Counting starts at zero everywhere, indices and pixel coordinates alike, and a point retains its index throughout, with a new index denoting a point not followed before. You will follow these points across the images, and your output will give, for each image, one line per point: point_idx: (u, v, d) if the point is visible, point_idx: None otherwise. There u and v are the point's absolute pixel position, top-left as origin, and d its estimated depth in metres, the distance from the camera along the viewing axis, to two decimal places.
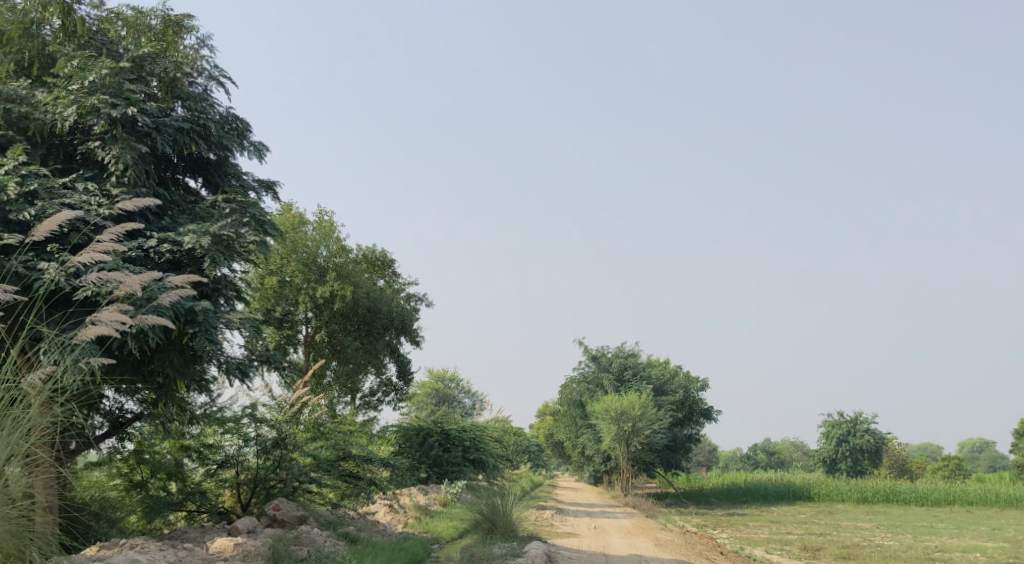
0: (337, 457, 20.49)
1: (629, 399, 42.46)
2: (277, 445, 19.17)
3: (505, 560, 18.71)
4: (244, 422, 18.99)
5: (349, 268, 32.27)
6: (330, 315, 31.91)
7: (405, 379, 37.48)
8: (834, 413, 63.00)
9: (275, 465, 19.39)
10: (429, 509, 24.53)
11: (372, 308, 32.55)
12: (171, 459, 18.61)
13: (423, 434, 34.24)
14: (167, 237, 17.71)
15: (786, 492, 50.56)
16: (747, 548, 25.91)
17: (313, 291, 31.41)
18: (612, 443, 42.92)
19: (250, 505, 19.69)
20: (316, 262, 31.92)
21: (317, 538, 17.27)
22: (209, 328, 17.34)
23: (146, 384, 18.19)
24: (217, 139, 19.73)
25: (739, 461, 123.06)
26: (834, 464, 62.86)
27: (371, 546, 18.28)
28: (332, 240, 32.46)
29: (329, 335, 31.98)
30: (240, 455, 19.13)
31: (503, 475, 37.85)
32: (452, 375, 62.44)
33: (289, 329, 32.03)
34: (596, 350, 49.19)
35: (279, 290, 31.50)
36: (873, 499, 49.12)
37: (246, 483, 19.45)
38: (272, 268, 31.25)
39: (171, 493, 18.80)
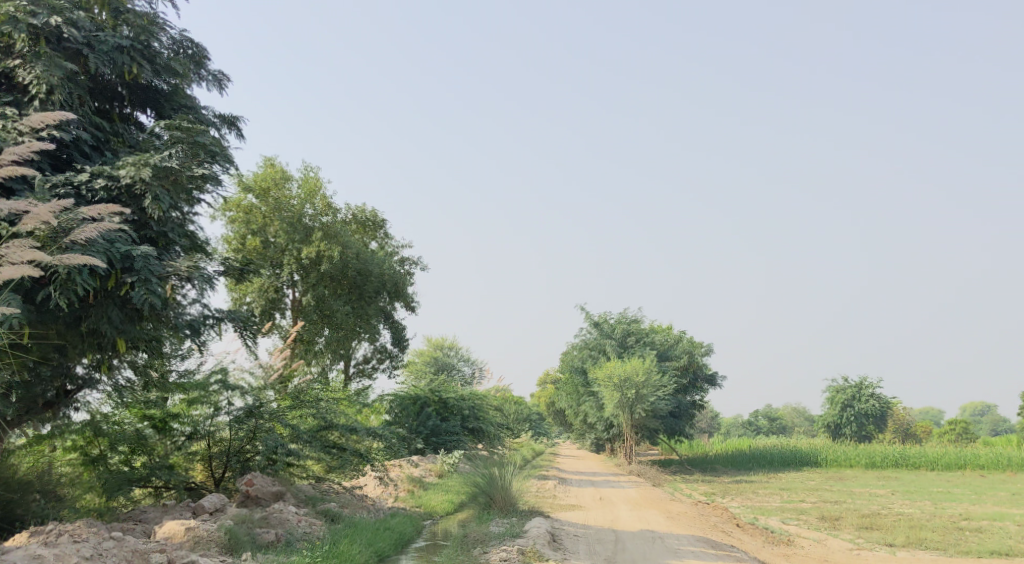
0: (319, 426, 19.12)
1: (632, 365, 41.05)
2: (252, 414, 18.15)
3: (501, 541, 17.26)
4: (215, 389, 18.06)
5: (335, 227, 30.81)
6: (316, 277, 30.43)
7: (400, 346, 35.99)
8: (840, 377, 61.64)
9: (249, 436, 18.29)
10: (424, 482, 23.21)
11: (362, 270, 30.94)
12: (132, 429, 17.72)
13: (420, 402, 33.00)
14: (102, 170, 16.44)
15: (793, 458, 49.30)
16: (760, 518, 24.53)
17: (299, 252, 29.99)
18: (615, 410, 41.58)
19: (224, 480, 18.59)
20: (302, 222, 30.45)
21: (288, 519, 16.19)
22: (148, 277, 15.88)
23: (87, 346, 16.73)
24: (163, 62, 18.43)
25: (741, 427, 122.14)
26: (840, 429, 61.65)
27: (352, 526, 17.02)
28: (318, 198, 30.98)
29: (316, 298, 30.55)
30: (211, 428, 18.15)
31: (504, 444, 36.54)
32: (450, 343, 61.04)
33: (275, 293, 30.62)
34: (598, 316, 47.70)
35: (263, 252, 30.16)
36: (882, 463, 47.88)
37: (219, 456, 18.38)
38: (255, 228, 30.08)
39: (135, 469, 17.70)
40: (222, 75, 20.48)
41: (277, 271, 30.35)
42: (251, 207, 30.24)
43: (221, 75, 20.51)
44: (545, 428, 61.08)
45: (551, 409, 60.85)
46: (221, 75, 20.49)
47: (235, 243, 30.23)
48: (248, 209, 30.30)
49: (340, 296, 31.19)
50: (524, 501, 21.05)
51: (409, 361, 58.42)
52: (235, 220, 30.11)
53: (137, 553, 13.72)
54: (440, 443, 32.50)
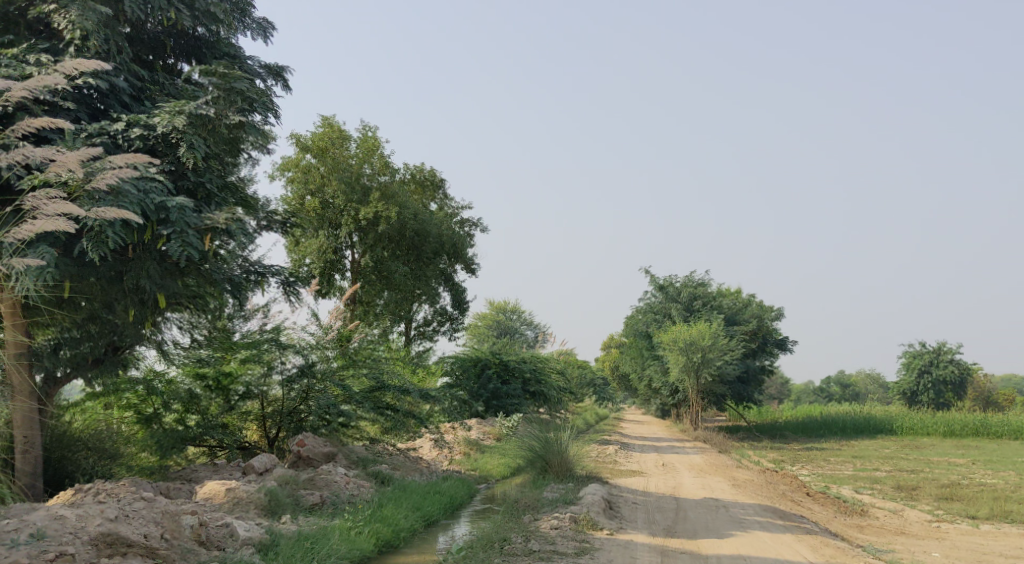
0: (372, 387, 19.10)
1: (698, 328, 40.32)
2: (304, 373, 18.23)
3: (553, 509, 16.88)
4: (267, 347, 18.04)
5: (394, 187, 30.47)
6: (374, 238, 30.23)
7: (461, 308, 35.77)
8: (916, 343, 60.10)
9: (302, 397, 18.50)
10: (481, 445, 23.00)
11: (420, 231, 30.67)
12: (185, 389, 17.80)
13: (482, 365, 32.79)
14: (138, 120, 16.33)
15: (865, 426, 48.21)
16: (831, 487, 23.83)
17: (356, 212, 29.77)
18: (681, 374, 40.91)
19: (277, 440, 18.82)
20: (360, 182, 30.17)
21: (335, 481, 16.28)
22: (184, 229, 15.63)
23: (129, 301, 16.47)
24: (203, 7, 17.99)
25: (812, 393, 120.46)
26: (914, 396, 60.20)
27: (402, 489, 17.02)
28: (377, 157, 30.66)
29: (375, 259, 30.38)
30: (263, 388, 18.22)
31: (567, 409, 36.17)
32: (514, 307, 60.73)
33: (334, 254, 30.47)
34: (664, 279, 46.95)
35: (322, 213, 30.02)
36: (959, 432, 46.61)
37: (272, 415, 18.54)
38: (313, 189, 30.01)
39: (188, 428, 17.94)
40: (265, 22, 19.86)
41: (336, 232, 30.24)
42: (309, 167, 30.09)
43: (264, 21, 19.94)
44: (609, 393, 60.66)
45: (616, 373, 60.32)
46: (264, 22, 19.90)
47: (294, 203, 30.11)
48: (306, 168, 30.15)
49: (399, 257, 31.00)
50: (582, 466, 20.67)
51: (473, 325, 58.32)
52: (294, 180, 30.02)
53: (169, 515, 13.30)
54: (501, 407, 32.31)
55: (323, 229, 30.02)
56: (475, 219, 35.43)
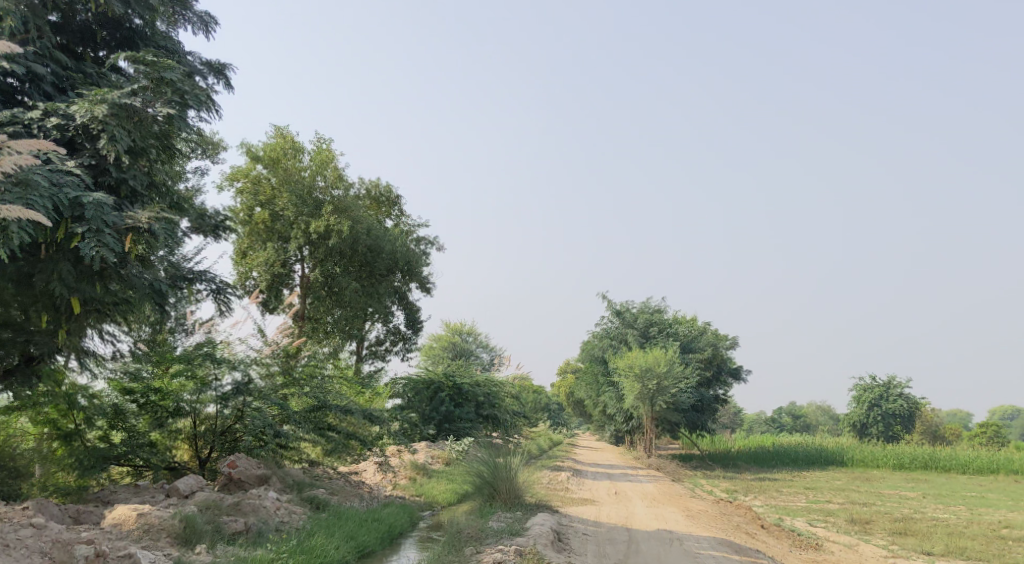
0: (312, 406, 19.66)
1: (654, 355, 39.88)
2: (239, 392, 18.66)
3: (498, 540, 16.22)
4: (201, 362, 18.46)
5: (348, 201, 29.75)
6: (325, 253, 29.50)
7: (414, 328, 35.09)
8: (867, 376, 60.22)
9: (235, 416, 18.95)
10: (428, 469, 22.41)
11: (374, 246, 29.99)
12: (110, 404, 18.19)
13: (434, 387, 32.07)
14: (56, 111, 16.50)
15: (818, 457, 48.05)
16: (785, 519, 23.39)
17: (307, 225, 29.00)
18: (636, 401, 40.41)
19: (208, 462, 19.17)
20: (312, 195, 29.44)
21: (261, 508, 16.02)
22: (99, 228, 15.69)
23: (42, 305, 16.47)
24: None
25: (763, 423, 120.90)
26: (865, 428, 60.25)
27: (336, 517, 16.62)
28: (330, 170, 30.02)
29: (325, 274, 29.63)
30: (196, 405, 18.59)
31: (520, 433, 35.53)
32: (470, 329, 60.06)
33: (282, 268, 29.67)
34: (621, 305, 46.53)
35: (271, 225, 29.30)
36: (911, 466, 46.51)
37: (204, 434, 18.94)
38: (262, 201, 29.29)
39: (112, 446, 18.21)
40: (207, 17, 19.98)
41: (285, 245, 29.44)
42: (259, 177, 29.34)
43: (208, 15, 20.00)
44: (562, 419, 60.05)
45: (570, 399, 59.71)
46: (207, 16, 19.99)
47: (242, 214, 29.37)
48: (256, 180, 29.43)
49: (351, 272, 30.30)
50: (531, 493, 20.07)
51: (428, 346, 57.52)
52: (243, 190, 29.35)
53: (59, 545, 13.57)
54: (453, 430, 31.65)
55: (272, 242, 29.28)
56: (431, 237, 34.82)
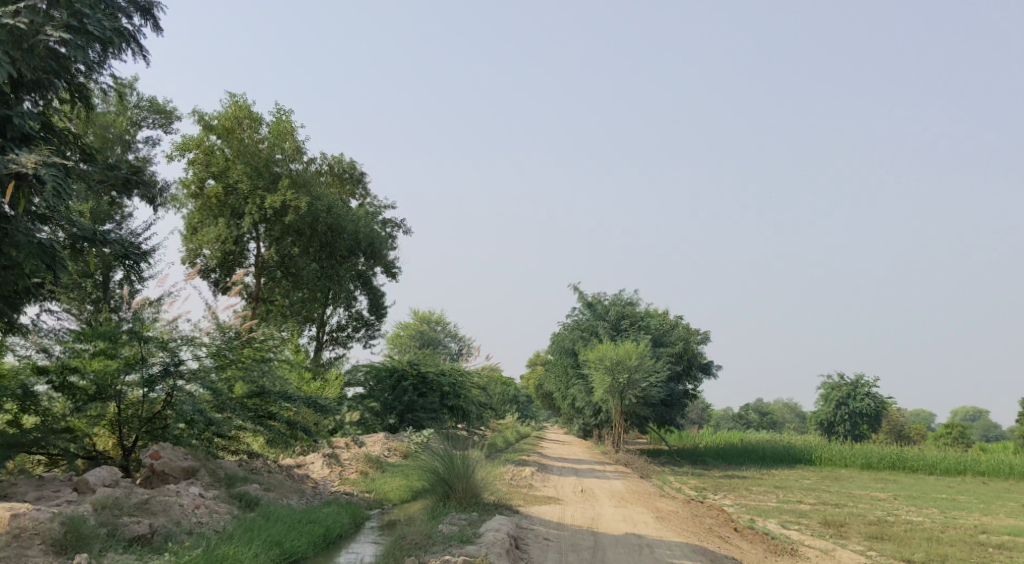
0: (251, 392, 19.08)
1: (625, 348, 38.86)
2: (167, 373, 17.95)
3: (448, 549, 15.09)
4: (124, 338, 17.75)
5: (305, 177, 28.98)
6: (281, 231, 28.25)
7: (378, 314, 33.87)
8: (835, 373, 59.54)
9: (164, 401, 18.17)
10: (382, 462, 21.67)
11: (334, 226, 28.90)
12: (21, 385, 17.35)
13: (397, 376, 30.90)
14: None
15: (786, 455, 47.30)
16: (758, 521, 22.39)
17: (262, 199, 27.79)
18: (605, 395, 39.38)
19: (132, 451, 18.29)
20: (269, 168, 28.49)
21: (173, 505, 15.61)
22: None
23: None
24: None
25: (731, 419, 120.57)
26: (832, 427, 59.55)
27: (266, 517, 16.34)
28: (289, 142, 28.96)
29: (281, 253, 28.69)
30: (119, 388, 17.79)
31: (486, 426, 34.39)
32: (438, 317, 58.86)
33: (234, 245, 28.52)
34: (592, 296, 45.43)
35: (224, 200, 28.01)
36: (878, 465, 45.78)
37: (131, 419, 18.11)
38: (214, 173, 27.82)
39: (23, 433, 17.26)
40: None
41: (238, 221, 28.14)
42: (212, 149, 27.85)
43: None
44: (530, 411, 58.92)
45: (540, 392, 58.51)
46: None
47: (192, 186, 28.05)
48: (208, 150, 28.10)
49: (310, 253, 29.16)
50: (491, 491, 18.96)
51: (394, 334, 56.11)
52: (195, 160, 27.96)
53: None
54: (415, 421, 30.52)
55: (224, 218, 27.93)
56: (396, 220, 33.65)
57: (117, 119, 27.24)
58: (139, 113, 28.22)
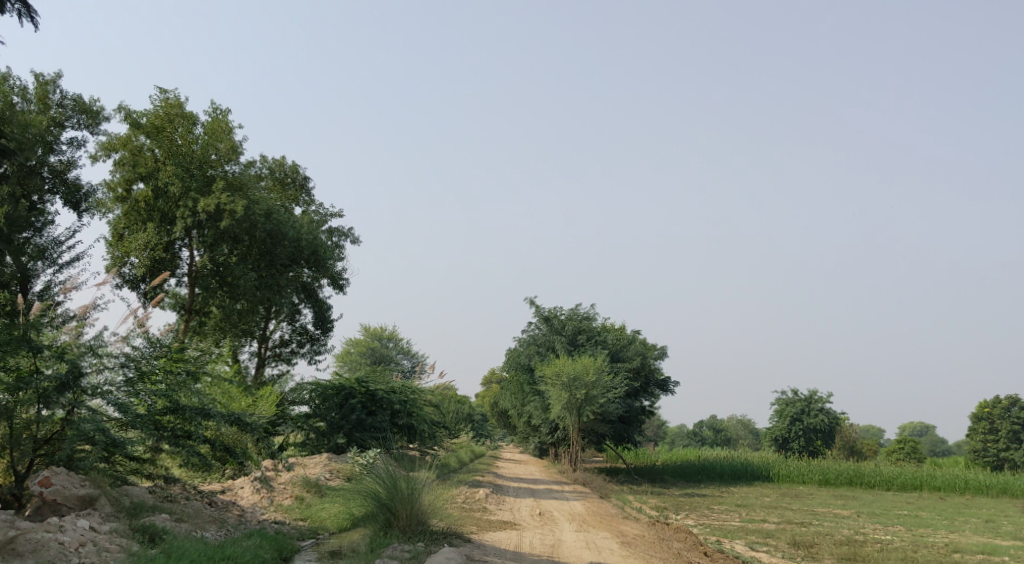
0: (165, 408, 17.88)
1: (583, 363, 37.61)
2: (66, 386, 16.76)
3: None
4: (21, 346, 16.63)
5: (242, 179, 27.79)
6: (216, 237, 27.03)
7: (323, 329, 32.43)
8: (790, 388, 58.79)
9: (62, 420, 16.90)
10: (322, 486, 20.53)
11: (274, 232, 27.85)
12: None
13: (345, 393, 29.43)
14: None
15: (744, 472, 46.32)
16: (725, 543, 21.20)
17: (194, 203, 26.53)
18: (561, 412, 38.12)
19: (27, 479, 16.88)
20: (203, 169, 27.25)
21: (44, 543, 14.40)
22: None
23: None
24: None
25: (685, 437, 119.84)
26: (787, 443, 58.71)
27: (172, 549, 15.20)
28: (224, 142, 27.84)
29: (214, 262, 27.40)
30: (11, 405, 16.54)
31: (439, 446, 32.95)
32: (391, 333, 57.25)
33: (163, 250, 27.21)
34: (548, 310, 44.20)
35: (153, 204, 26.74)
36: (836, 481, 44.96)
37: (26, 440, 16.70)
38: (140, 173, 26.43)
39: None
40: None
41: (169, 228, 26.86)
42: (140, 148, 26.78)
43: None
44: (485, 430, 57.46)
45: (495, 410, 57.08)
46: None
47: (118, 189, 26.78)
48: (136, 150, 26.76)
49: (249, 261, 28.04)
50: (439, 518, 17.92)
51: (344, 350, 54.52)
52: (122, 161, 26.71)
53: None
54: (365, 441, 29.05)
55: (153, 223, 26.67)
56: (342, 229, 32.29)
57: (37, 117, 25.73)
58: (62, 113, 26.85)
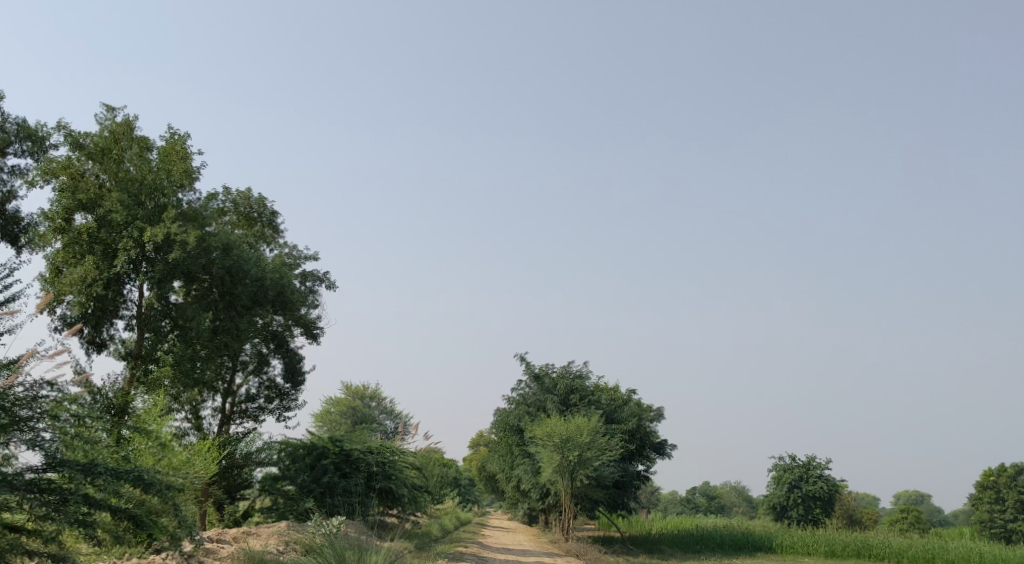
0: (47, 466, 16.78)
1: (577, 423, 35.02)
2: None
3: None
4: None
5: (201, 209, 27.73)
6: (164, 271, 26.46)
7: (293, 382, 30.70)
8: (787, 454, 56.10)
9: None
10: (268, 560, 18.79)
11: (233, 268, 27.47)
12: None
13: (316, 454, 27.03)
14: None
15: (744, 542, 43.57)
16: None
17: (138, 234, 26.12)
18: (553, 475, 35.60)
19: None
20: (160, 199, 27.10)
21: None
22: None
23: None
24: None
25: (678, 505, 116.46)
26: (784, 511, 55.84)
27: None
28: (176, 167, 27.52)
29: (162, 300, 26.72)
30: None
31: (421, 512, 30.42)
32: (373, 392, 54.67)
33: (114, 281, 26.48)
34: (539, 367, 41.78)
35: (95, 234, 26.07)
36: (842, 553, 42.09)
37: None
38: (84, 201, 26.18)
39: None
40: None
41: (110, 263, 26.16)
42: (83, 174, 26.33)
43: None
44: (471, 495, 54.62)
45: (482, 474, 54.23)
46: None
47: (57, 219, 26.03)
48: (79, 175, 26.29)
49: (207, 303, 27.72)
50: None
51: (323, 410, 51.88)
52: (62, 187, 26.14)
53: None
54: (337, 507, 26.47)
55: (93, 256, 25.90)
56: (316, 273, 31.53)
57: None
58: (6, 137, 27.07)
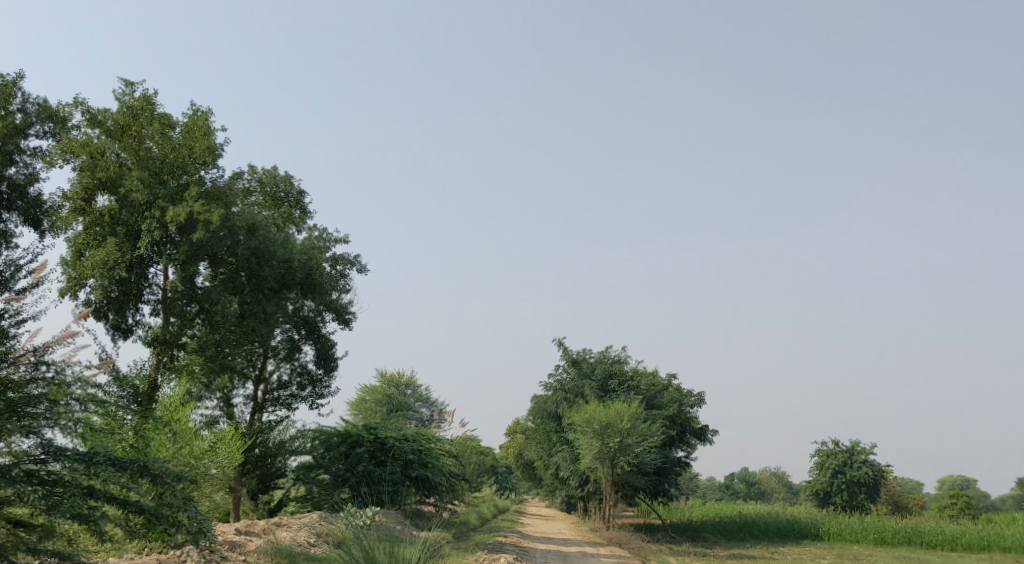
0: (50, 456, 16.20)
1: (616, 408, 34.05)
2: None
3: None
4: None
5: (222, 187, 27.30)
6: (188, 254, 26.00)
7: (325, 368, 29.99)
8: (831, 439, 54.80)
9: None
10: (294, 553, 18.11)
11: (258, 249, 26.92)
12: None
13: (350, 442, 26.25)
14: None
15: (789, 530, 42.43)
16: None
17: (159, 215, 25.78)
18: (593, 463, 34.72)
19: None
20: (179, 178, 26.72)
21: None
22: None
23: None
24: None
25: (717, 491, 115.17)
26: (828, 498, 54.58)
27: None
28: (196, 145, 27.18)
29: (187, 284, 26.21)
30: None
31: (458, 501, 29.67)
32: (408, 380, 54.11)
33: (138, 264, 26.23)
34: (576, 352, 40.86)
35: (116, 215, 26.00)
36: (892, 540, 40.83)
37: None
38: (104, 179, 25.98)
39: None
40: None
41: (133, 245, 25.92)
42: (102, 153, 26.13)
43: None
44: (508, 483, 53.92)
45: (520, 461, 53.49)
46: None
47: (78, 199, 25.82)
48: (98, 154, 26.11)
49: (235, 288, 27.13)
50: None
51: (358, 397, 51.42)
52: (83, 167, 25.89)
53: None
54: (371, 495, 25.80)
55: (116, 239, 25.62)
56: (349, 257, 30.86)
57: None
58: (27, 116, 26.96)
